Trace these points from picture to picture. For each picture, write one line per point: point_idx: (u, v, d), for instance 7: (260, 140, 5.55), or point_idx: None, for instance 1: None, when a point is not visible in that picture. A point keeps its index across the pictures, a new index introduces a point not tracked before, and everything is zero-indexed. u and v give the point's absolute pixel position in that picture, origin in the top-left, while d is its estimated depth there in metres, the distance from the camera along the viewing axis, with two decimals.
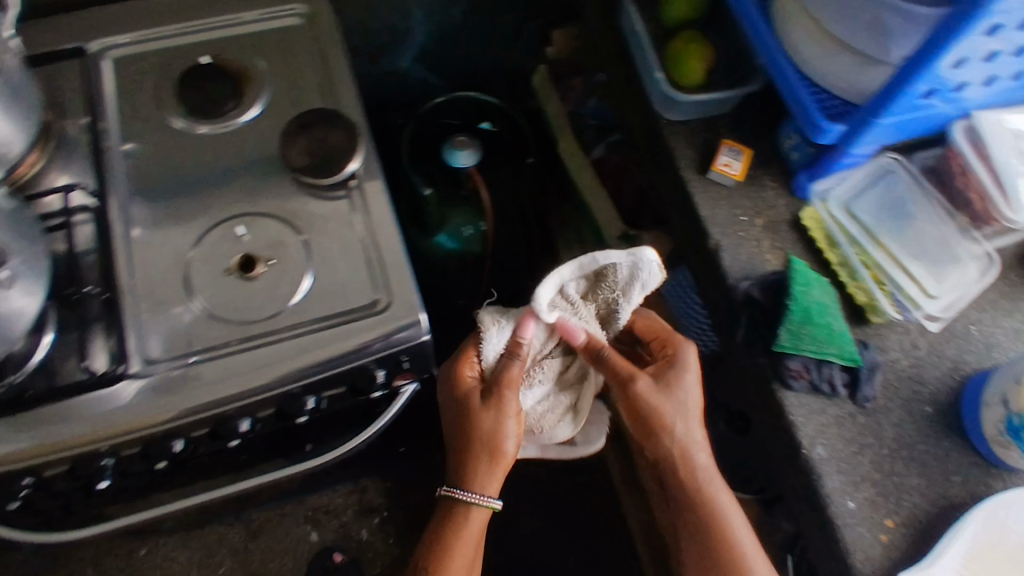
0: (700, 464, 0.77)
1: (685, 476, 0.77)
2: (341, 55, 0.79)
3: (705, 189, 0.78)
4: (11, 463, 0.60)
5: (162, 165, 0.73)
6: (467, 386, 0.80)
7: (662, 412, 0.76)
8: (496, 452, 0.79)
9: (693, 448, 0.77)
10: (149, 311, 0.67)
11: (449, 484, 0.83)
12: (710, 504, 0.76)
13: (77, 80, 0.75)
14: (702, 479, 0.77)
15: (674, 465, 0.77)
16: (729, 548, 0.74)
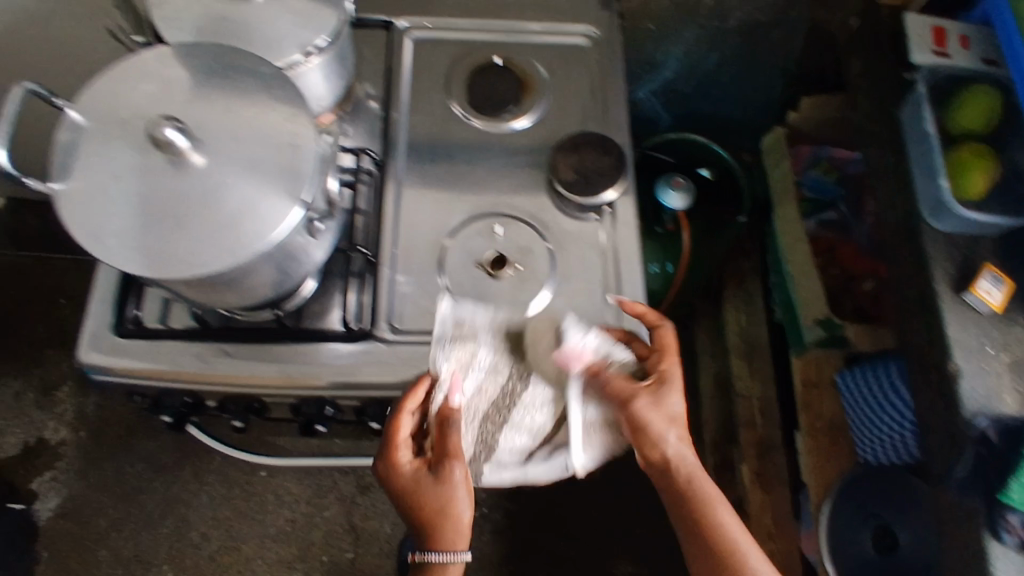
0: (694, 482, 0.63)
1: (685, 498, 0.63)
2: (619, 85, 0.81)
3: (955, 309, 0.75)
4: (258, 385, 0.66)
5: (437, 148, 0.77)
6: (405, 472, 0.63)
7: (640, 424, 0.63)
8: (448, 510, 0.62)
9: (679, 463, 0.63)
10: (402, 280, 0.71)
11: (415, 549, 0.65)
12: (723, 540, 0.62)
13: (380, 53, 0.81)
14: (700, 501, 0.63)
15: (671, 487, 0.63)
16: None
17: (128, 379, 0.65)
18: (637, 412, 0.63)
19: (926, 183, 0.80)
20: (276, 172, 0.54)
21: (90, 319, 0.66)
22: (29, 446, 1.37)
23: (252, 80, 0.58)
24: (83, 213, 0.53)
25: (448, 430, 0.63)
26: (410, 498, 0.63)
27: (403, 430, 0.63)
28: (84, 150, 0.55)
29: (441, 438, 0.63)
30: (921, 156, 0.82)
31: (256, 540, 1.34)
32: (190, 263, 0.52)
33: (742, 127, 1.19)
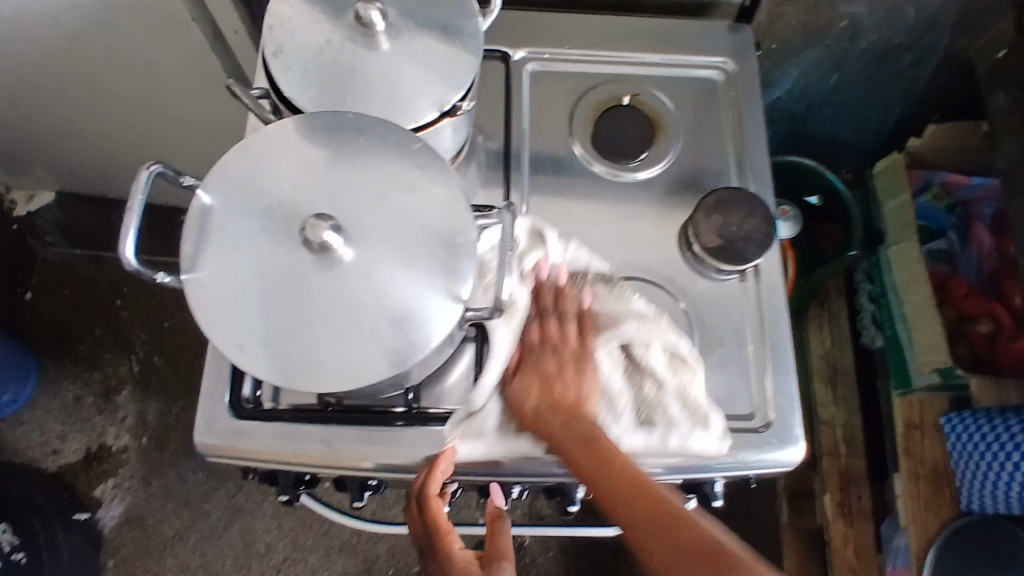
0: (596, 433, 0.56)
1: (595, 458, 0.55)
2: (758, 127, 0.74)
3: None
4: (383, 468, 0.61)
5: (560, 198, 0.71)
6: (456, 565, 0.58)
7: (549, 384, 0.58)
8: None
9: (580, 420, 0.57)
10: None
11: None
12: (649, 490, 0.54)
13: (499, 89, 0.75)
14: (608, 457, 0.55)
15: (583, 452, 0.56)
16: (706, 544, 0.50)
17: (249, 460, 0.61)
18: (546, 375, 0.58)
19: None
20: (432, 267, 0.49)
21: (203, 396, 0.61)
22: (92, 453, 1.36)
23: (397, 156, 0.51)
24: (219, 315, 0.48)
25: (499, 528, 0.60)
26: None
27: (444, 522, 0.59)
28: (217, 240, 0.49)
29: (490, 536, 0.60)
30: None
31: (321, 552, 1.32)
32: (344, 373, 0.47)
33: (848, 145, 1.11)
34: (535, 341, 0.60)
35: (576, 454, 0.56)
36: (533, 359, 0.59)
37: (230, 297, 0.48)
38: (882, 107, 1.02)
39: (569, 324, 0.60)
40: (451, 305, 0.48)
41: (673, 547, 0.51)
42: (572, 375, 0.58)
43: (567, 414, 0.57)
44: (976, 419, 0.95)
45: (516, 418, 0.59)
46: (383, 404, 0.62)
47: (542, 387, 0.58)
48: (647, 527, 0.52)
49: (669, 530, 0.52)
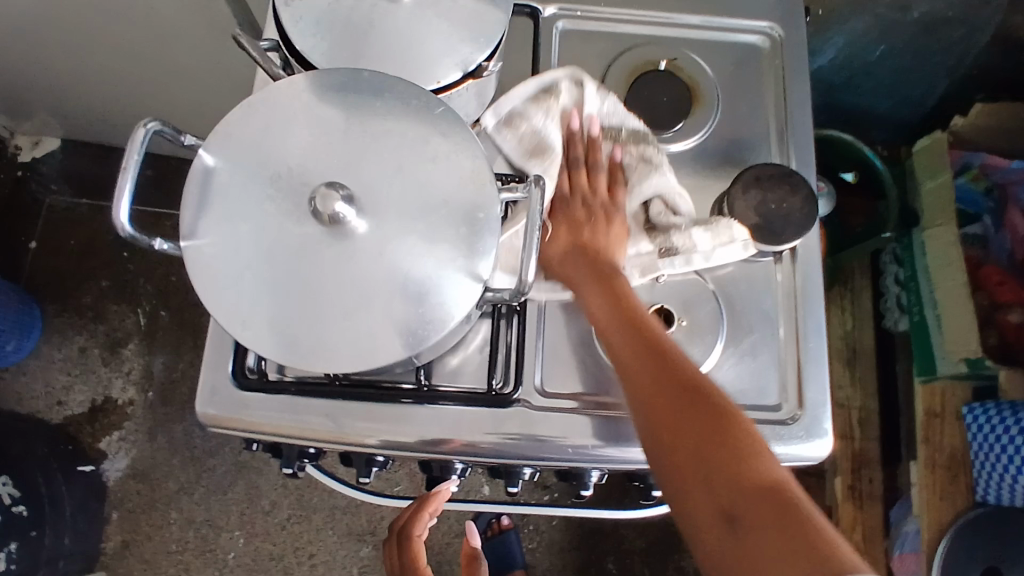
0: (627, 294, 0.56)
1: (616, 317, 0.55)
2: (803, 99, 0.69)
3: None
4: (391, 447, 0.59)
5: None
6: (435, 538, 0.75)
7: (575, 233, 0.59)
8: None
9: (607, 266, 0.58)
10: (551, 331, 0.62)
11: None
12: (684, 371, 0.50)
13: (526, 48, 0.70)
14: (643, 326, 0.54)
15: (611, 309, 0.55)
16: (727, 425, 0.46)
17: (252, 432, 0.59)
18: (577, 221, 0.60)
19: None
20: (452, 245, 0.45)
21: (206, 364, 0.59)
22: (97, 405, 1.35)
23: (417, 122, 0.48)
24: (225, 289, 0.45)
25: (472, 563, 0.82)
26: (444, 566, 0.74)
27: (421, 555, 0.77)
28: (223, 208, 0.46)
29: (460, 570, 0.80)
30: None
31: (325, 512, 1.32)
32: (355, 357, 0.44)
33: (887, 118, 1.05)
34: (567, 189, 0.61)
35: (606, 312, 0.55)
36: (565, 207, 0.61)
37: (235, 271, 0.45)
38: (929, 81, 0.96)
39: (602, 175, 0.61)
40: (470, 287, 0.45)
41: (686, 417, 0.47)
42: (602, 223, 0.60)
43: (594, 257, 0.58)
44: (999, 411, 0.92)
45: (545, 259, 0.60)
46: (392, 379, 0.60)
47: (570, 233, 0.60)
48: (664, 418, 0.48)
49: (684, 405, 0.48)
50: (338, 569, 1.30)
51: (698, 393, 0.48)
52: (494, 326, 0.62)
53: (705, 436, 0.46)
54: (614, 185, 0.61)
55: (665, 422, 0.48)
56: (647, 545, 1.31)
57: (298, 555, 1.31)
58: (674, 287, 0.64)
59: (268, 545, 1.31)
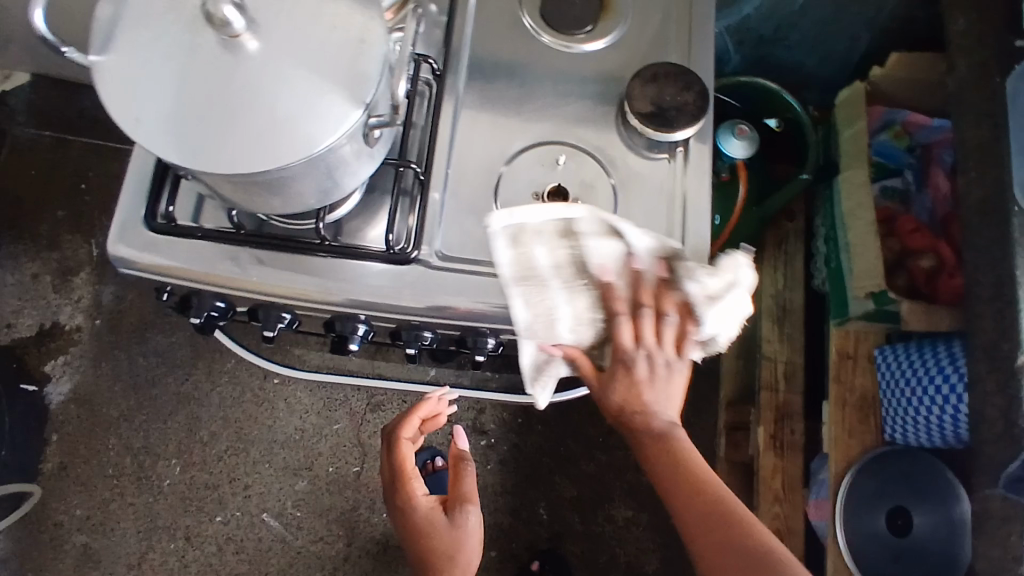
0: (669, 431, 0.61)
1: (663, 455, 0.60)
2: (707, 14, 0.74)
3: None
4: (292, 296, 0.62)
5: (502, 64, 0.71)
6: (422, 504, 0.74)
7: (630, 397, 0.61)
8: (465, 495, 0.75)
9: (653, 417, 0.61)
10: (452, 204, 0.66)
11: (441, 536, 0.72)
12: (717, 496, 0.57)
13: None
14: (675, 458, 0.59)
15: (655, 449, 0.60)
16: (755, 548, 0.53)
17: (159, 274, 0.61)
18: (635, 380, 0.61)
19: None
20: (338, 65, 0.49)
21: (121, 208, 0.61)
22: (45, 329, 1.37)
23: None
24: (118, 90, 0.48)
25: (463, 470, 0.76)
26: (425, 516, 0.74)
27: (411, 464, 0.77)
28: (127, 19, 0.49)
29: (457, 477, 0.76)
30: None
31: (264, 445, 1.34)
32: (236, 160, 0.47)
33: (816, 76, 1.11)
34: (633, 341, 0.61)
35: (654, 450, 0.60)
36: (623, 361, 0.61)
37: (133, 72, 0.48)
38: (850, 36, 1.02)
39: (665, 327, 0.61)
40: (352, 108, 0.49)
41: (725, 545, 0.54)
42: (655, 383, 0.61)
43: (643, 411, 0.61)
44: (907, 348, 0.99)
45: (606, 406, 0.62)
46: (300, 235, 0.63)
47: (627, 392, 0.61)
48: (705, 535, 0.55)
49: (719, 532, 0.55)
50: (272, 501, 1.32)
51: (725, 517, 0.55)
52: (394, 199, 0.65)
53: (743, 559, 0.53)
54: (665, 331, 0.61)
55: (708, 550, 0.55)
56: (578, 493, 1.34)
57: (233, 486, 1.32)
58: (573, 170, 0.68)
59: (204, 474, 1.32)
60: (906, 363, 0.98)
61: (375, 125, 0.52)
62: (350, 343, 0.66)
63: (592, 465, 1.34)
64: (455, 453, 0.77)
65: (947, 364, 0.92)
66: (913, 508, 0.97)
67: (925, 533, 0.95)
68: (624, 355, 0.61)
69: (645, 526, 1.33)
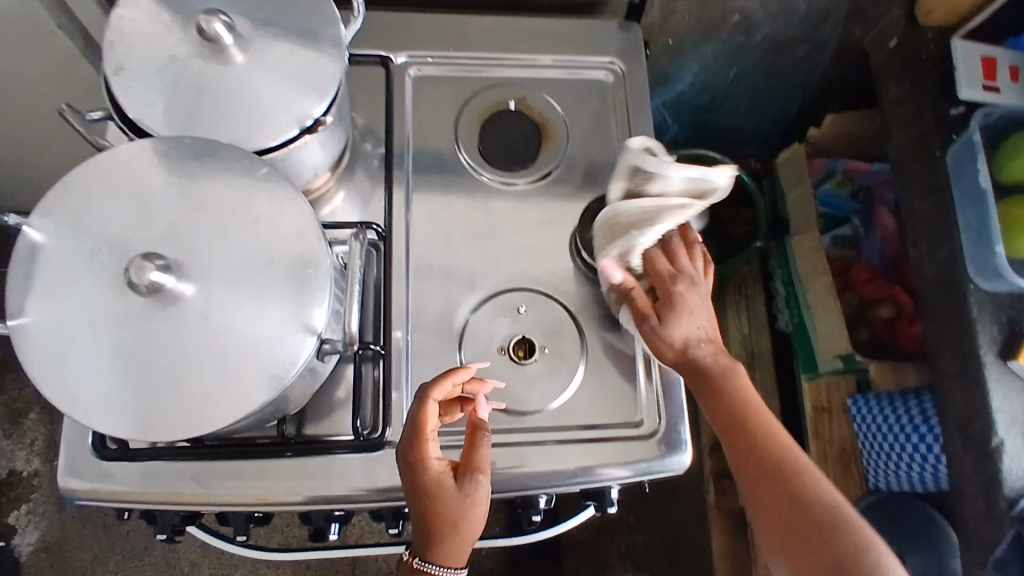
0: (752, 403, 0.61)
1: (731, 416, 0.60)
2: (646, 126, 0.73)
3: (1001, 378, 0.74)
4: (261, 502, 0.59)
5: (447, 208, 0.69)
6: (433, 468, 0.55)
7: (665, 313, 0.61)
8: (479, 469, 0.56)
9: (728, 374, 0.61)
10: (417, 373, 0.64)
11: (437, 541, 0.55)
12: (793, 470, 0.57)
13: (379, 95, 0.72)
14: (760, 429, 0.60)
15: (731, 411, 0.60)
16: (819, 513, 0.55)
17: (117, 503, 0.58)
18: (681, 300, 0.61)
19: (978, 242, 0.76)
20: (281, 295, 0.47)
21: (65, 443, 0.58)
22: (1, 479, 1.29)
23: (242, 180, 0.48)
24: (49, 368, 0.44)
25: (479, 439, 0.57)
26: (422, 500, 0.55)
27: (432, 424, 0.56)
28: (46, 281, 0.46)
29: (468, 446, 0.57)
30: (972, 206, 0.78)
31: (249, 567, 1.28)
32: (185, 423, 0.44)
33: (755, 132, 1.12)
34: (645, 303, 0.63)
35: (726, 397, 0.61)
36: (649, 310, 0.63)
37: (59, 346, 0.45)
38: (784, 96, 1.03)
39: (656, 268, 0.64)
40: (302, 339, 0.46)
41: (812, 531, 0.54)
42: (703, 304, 0.62)
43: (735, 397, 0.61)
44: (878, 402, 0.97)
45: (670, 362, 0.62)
46: (264, 435, 0.60)
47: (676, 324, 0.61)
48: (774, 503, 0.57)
49: (801, 507, 0.55)
50: None
51: (810, 511, 0.55)
52: (354, 376, 0.62)
53: (813, 526, 0.54)
54: (694, 253, 0.64)
55: (784, 535, 0.55)
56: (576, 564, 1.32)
57: None
58: (537, 316, 0.66)
59: None
60: (880, 414, 0.96)
61: (328, 348, 0.49)
62: (330, 533, 0.64)
63: (586, 533, 1.31)
64: (471, 419, 0.58)
65: (922, 423, 0.93)
66: (907, 552, 0.96)
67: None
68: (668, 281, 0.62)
69: None
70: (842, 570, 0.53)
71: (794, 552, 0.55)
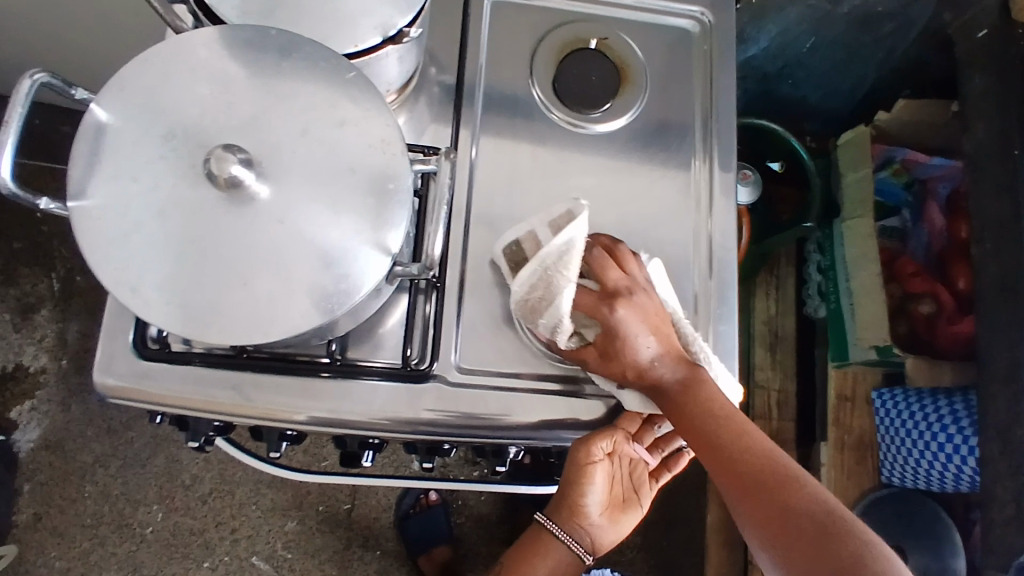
0: (743, 432, 0.53)
1: (701, 417, 0.54)
2: (728, 85, 0.70)
3: None
4: (297, 418, 0.57)
5: (516, 143, 0.66)
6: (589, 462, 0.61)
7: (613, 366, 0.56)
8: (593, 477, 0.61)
9: (674, 383, 0.55)
10: (468, 309, 0.62)
11: (548, 515, 0.66)
12: (763, 459, 0.52)
13: (454, 16, 0.69)
14: (731, 433, 0.53)
15: (693, 409, 0.54)
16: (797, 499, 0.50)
17: (154, 405, 0.57)
18: (620, 326, 0.55)
19: None
20: (360, 210, 0.44)
21: (104, 336, 0.57)
22: (8, 372, 1.27)
23: (328, 83, 0.46)
24: (112, 255, 0.42)
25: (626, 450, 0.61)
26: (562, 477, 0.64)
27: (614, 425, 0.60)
28: (111, 161, 0.43)
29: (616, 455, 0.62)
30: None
31: (250, 486, 1.28)
32: (248, 330, 0.42)
33: (818, 108, 1.09)
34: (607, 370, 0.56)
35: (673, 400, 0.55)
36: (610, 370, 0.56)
37: (122, 232, 0.42)
38: (856, 74, 1.00)
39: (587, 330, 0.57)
40: (378, 258, 0.44)
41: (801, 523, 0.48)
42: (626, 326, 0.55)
43: (727, 424, 0.54)
44: (907, 399, 0.96)
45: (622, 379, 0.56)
46: (306, 353, 0.58)
47: (601, 357, 0.56)
48: (746, 490, 0.51)
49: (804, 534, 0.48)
50: (261, 544, 1.26)
51: (789, 495, 0.50)
52: (403, 303, 0.60)
53: (786, 509, 0.49)
54: (626, 258, 0.58)
55: (765, 528, 0.50)
56: None
57: (219, 530, 1.26)
58: None
59: (188, 519, 1.26)
60: (905, 411, 0.96)
61: (399, 272, 0.47)
62: (363, 458, 0.64)
63: None
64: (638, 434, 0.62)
65: (951, 424, 0.90)
66: (908, 548, 0.97)
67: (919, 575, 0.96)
68: (600, 309, 0.55)
69: (641, 549, 1.27)
70: (821, 537, 0.47)
71: (773, 541, 0.49)
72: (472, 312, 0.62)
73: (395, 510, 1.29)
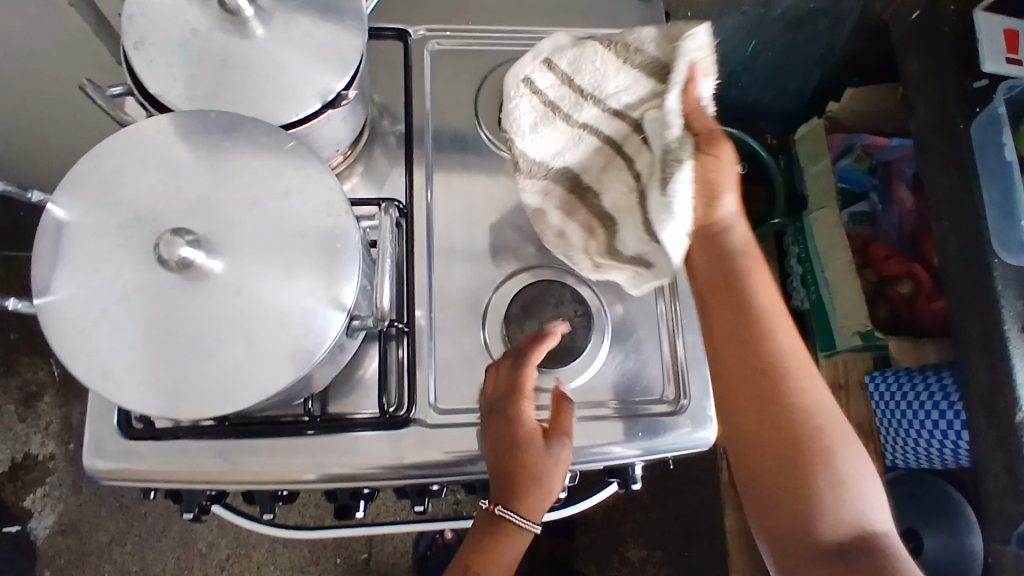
0: (766, 324, 0.55)
1: (732, 293, 0.56)
2: None
3: None
4: (285, 479, 0.58)
5: (471, 183, 0.68)
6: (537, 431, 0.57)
7: (717, 184, 0.58)
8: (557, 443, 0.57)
9: (743, 253, 0.58)
10: (441, 350, 0.63)
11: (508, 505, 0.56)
12: (773, 358, 0.55)
13: (398, 69, 0.71)
14: (753, 322, 0.55)
15: (724, 283, 0.57)
16: (791, 403, 0.54)
17: (145, 482, 0.59)
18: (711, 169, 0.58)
19: (1002, 217, 0.75)
20: (313, 269, 0.46)
21: (91, 421, 0.59)
22: (18, 462, 1.28)
23: (268, 155, 0.48)
24: (82, 345, 0.44)
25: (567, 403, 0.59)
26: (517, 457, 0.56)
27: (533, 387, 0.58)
28: (70, 257, 0.45)
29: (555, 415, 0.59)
30: (999, 185, 0.76)
31: (266, 546, 1.28)
32: (218, 398, 0.44)
33: (773, 107, 1.11)
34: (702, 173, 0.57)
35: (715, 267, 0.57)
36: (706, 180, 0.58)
37: (88, 321, 0.44)
38: (804, 70, 1.02)
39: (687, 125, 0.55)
40: (334, 312, 0.46)
41: (782, 428, 0.54)
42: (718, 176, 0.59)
43: (749, 305, 0.56)
44: (898, 379, 0.96)
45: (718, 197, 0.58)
46: (288, 414, 0.60)
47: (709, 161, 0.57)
48: (742, 384, 0.55)
49: (788, 470, 0.53)
50: None
51: (786, 400, 0.54)
52: (376, 353, 0.62)
53: (773, 412, 0.54)
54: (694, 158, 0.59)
55: (747, 418, 0.55)
56: None
57: None
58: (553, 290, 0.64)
59: None
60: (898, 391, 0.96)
61: (358, 323, 0.49)
62: (356, 509, 0.65)
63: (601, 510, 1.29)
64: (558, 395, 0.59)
65: (942, 400, 0.90)
66: (925, 532, 0.96)
67: (937, 556, 0.94)
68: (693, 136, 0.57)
69: (661, 562, 1.26)
70: (794, 446, 0.53)
71: (752, 443, 0.55)
72: (445, 352, 0.63)
73: (413, 553, 1.29)
